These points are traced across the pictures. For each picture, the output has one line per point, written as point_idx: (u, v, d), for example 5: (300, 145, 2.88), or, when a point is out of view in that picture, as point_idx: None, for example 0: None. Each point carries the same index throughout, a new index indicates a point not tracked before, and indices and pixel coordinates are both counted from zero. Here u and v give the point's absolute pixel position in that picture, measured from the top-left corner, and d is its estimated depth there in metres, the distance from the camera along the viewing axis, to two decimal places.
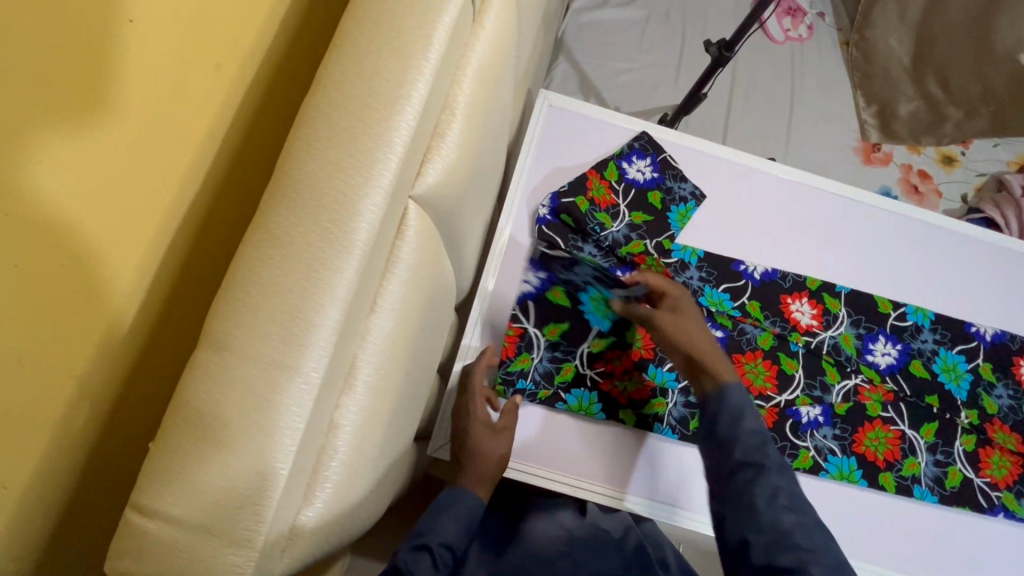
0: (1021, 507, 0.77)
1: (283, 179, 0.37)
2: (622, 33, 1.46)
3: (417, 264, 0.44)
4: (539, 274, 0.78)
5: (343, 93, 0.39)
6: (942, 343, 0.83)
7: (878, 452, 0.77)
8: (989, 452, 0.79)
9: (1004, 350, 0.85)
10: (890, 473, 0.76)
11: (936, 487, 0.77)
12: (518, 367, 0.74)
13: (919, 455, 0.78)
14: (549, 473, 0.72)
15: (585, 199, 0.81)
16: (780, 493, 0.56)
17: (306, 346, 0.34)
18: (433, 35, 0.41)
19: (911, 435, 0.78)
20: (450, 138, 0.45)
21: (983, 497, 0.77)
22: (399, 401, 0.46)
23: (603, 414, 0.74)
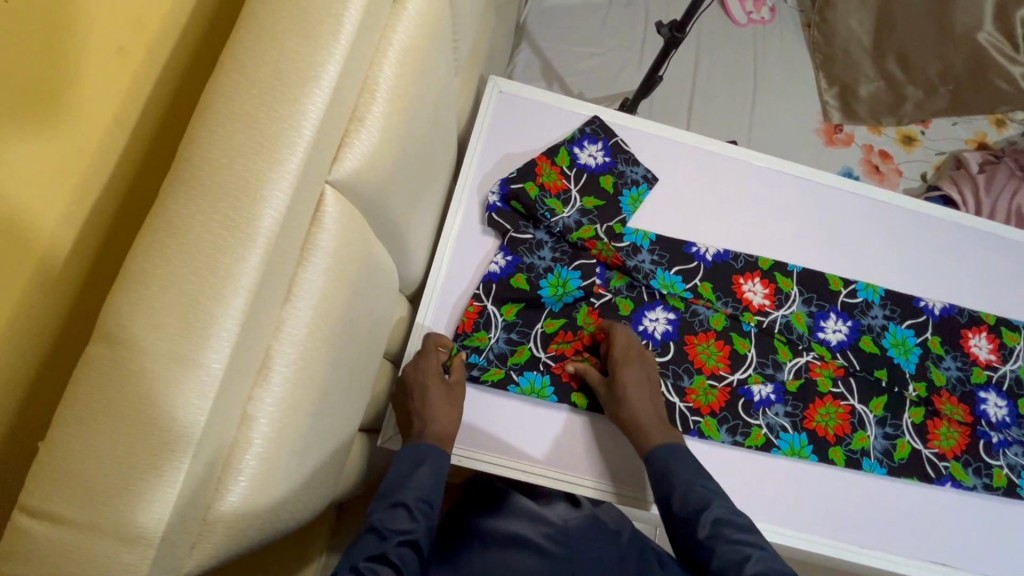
0: (968, 476, 0.79)
1: (183, 166, 0.35)
2: (584, 18, 1.44)
3: (337, 251, 0.43)
4: (506, 257, 0.78)
5: (246, 75, 0.37)
6: (891, 318, 0.85)
7: (828, 427, 0.78)
8: (936, 424, 0.80)
9: (954, 324, 0.86)
10: (840, 448, 0.78)
11: (886, 460, 0.78)
12: (474, 343, 0.74)
13: (869, 428, 0.79)
14: (512, 460, 0.72)
15: (534, 184, 0.80)
16: (722, 532, 0.59)
17: (206, 337, 0.33)
18: (344, 14, 0.40)
19: (861, 409, 0.80)
20: (371, 121, 0.44)
21: (931, 467, 0.79)
22: (326, 392, 0.45)
23: (555, 397, 0.74)
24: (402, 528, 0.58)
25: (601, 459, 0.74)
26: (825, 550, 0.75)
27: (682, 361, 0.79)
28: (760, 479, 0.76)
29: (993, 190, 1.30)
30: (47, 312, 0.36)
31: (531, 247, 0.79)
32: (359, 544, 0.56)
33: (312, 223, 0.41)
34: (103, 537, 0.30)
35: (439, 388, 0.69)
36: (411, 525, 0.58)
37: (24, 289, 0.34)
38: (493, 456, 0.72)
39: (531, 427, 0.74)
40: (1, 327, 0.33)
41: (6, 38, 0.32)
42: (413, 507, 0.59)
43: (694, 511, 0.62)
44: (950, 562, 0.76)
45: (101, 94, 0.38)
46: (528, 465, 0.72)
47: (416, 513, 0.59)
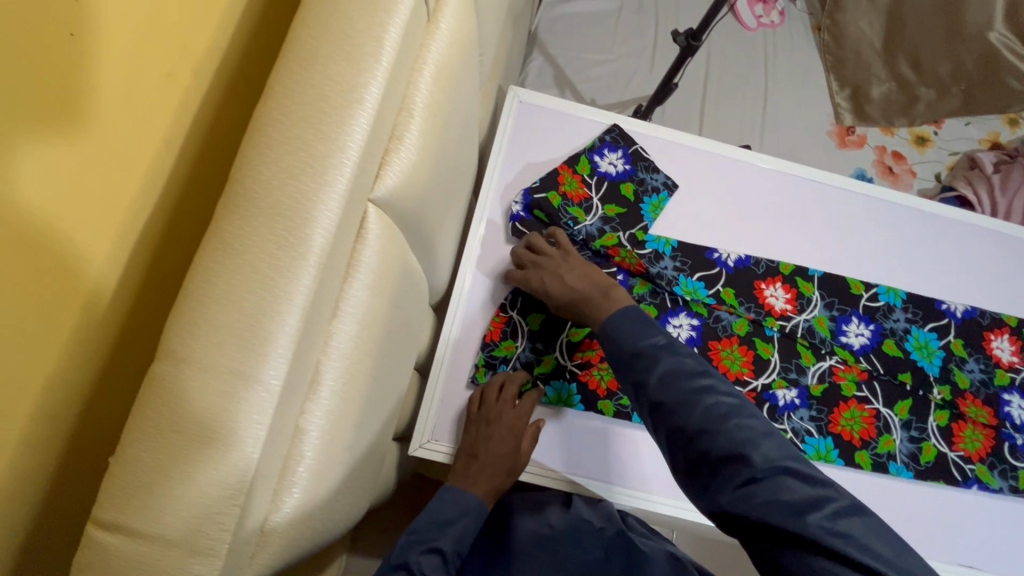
0: (994, 479, 0.79)
1: (236, 187, 0.36)
2: (595, 25, 1.46)
3: (379, 267, 0.44)
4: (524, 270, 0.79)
5: (293, 98, 0.38)
6: (914, 321, 0.85)
7: (853, 431, 0.78)
8: (961, 427, 0.80)
9: (975, 326, 0.86)
10: (866, 451, 0.78)
11: (911, 463, 0.78)
12: (501, 353, 0.75)
13: (894, 432, 0.79)
14: (542, 476, 0.74)
15: (557, 194, 0.81)
16: (673, 378, 0.52)
17: (264, 354, 0.34)
18: (385, 37, 0.41)
19: (885, 413, 0.80)
20: (409, 139, 0.45)
21: (957, 470, 0.79)
22: (367, 404, 0.46)
23: (582, 405, 0.75)
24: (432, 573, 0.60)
25: (627, 467, 0.75)
26: None
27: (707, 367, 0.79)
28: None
29: (1009, 190, 1.29)
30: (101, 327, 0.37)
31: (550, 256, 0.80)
32: None
33: (356, 240, 0.42)
34: (172, 548, 0.31)
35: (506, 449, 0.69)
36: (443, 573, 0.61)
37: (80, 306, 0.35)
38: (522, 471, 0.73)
39: (557, 442, 0.75)
40: (68, 346, 0.34)
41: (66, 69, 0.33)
42: (448, 558, 0.63)
43: (711, 423, 0.48)
44: (979, 566, 0.76)
45: (153, 119, 0.39)
46: (558, 477, 0.74)
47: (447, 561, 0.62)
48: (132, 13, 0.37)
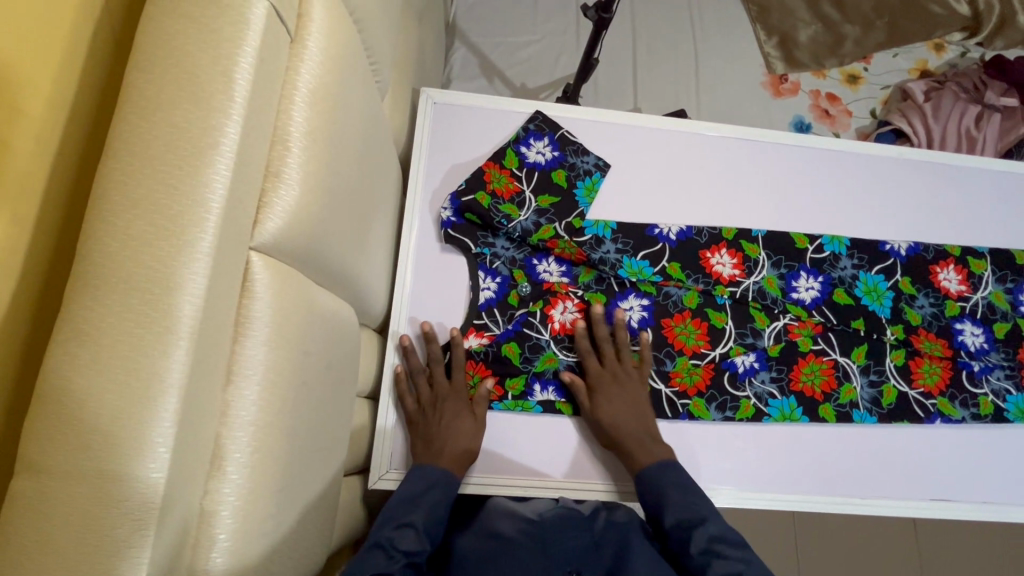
0: (955, 410, 0.80)
1: (83, 266, 0.33)
2: (513, 7, 1.41)
3: (275, 317, 0.40)
4: (548, 388, 0.75)
5: (137, 154, 0.35)
6: (861, 266, 0.85)
7: (815, 385, 0.78)
8: (919, 363, 0.81)
9: (921, 261, 0.86)
10: (829, 404, 0.78)
11: (874, 408, 0.79)
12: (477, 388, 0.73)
13: (854, 380, 0.80)
14: (485, 478, 0.71)
15: (486, 193, 0.78)
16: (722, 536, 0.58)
17: (139, 447, 0.31)
18: (233, 70, 0.37)
19: (844, 361, 0.80)
20: (289, 175, 0.42)
21: (919, 407, 0.79)
22: (290, 463, 0.43)
23: (540, 406, 0.74)
24: (410, 548, 0.56)
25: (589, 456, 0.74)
26: (830, 508, 0.75)
27: (663, 346, 0.78)
28: (754, 455, 0.76)
29: (941, 117, 1.32)
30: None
31: (484, 263, 0.78)
32: (366, 557, 0.53)
33: (241, 294, 0.39)
34: None
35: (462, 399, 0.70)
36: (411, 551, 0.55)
37: None
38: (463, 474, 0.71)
39: (502, 438, 0.73)
40: None
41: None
42: (422, 532, 0.58)
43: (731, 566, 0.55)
44: (951, 497, 0.78)
45: None
46: (500, 477, 0.71)
47: (425, 535, 0.58)
48: None
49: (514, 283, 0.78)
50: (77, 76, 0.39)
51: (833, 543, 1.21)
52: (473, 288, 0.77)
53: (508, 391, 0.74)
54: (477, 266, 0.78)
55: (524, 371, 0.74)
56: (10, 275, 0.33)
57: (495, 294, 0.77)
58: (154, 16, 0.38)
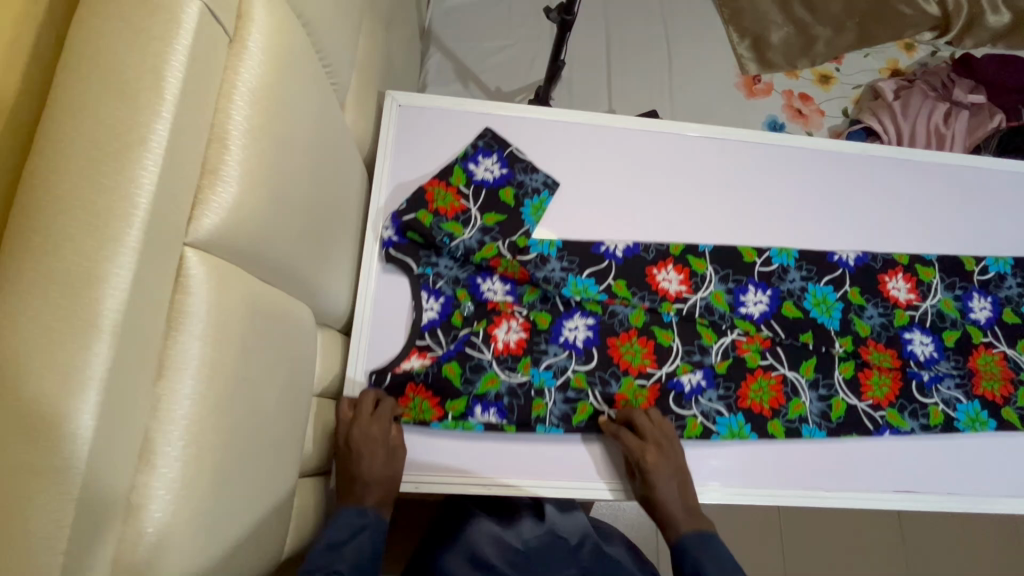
0: (905, 421, 0.79)
1: (7, 262, 0.33)
2: (488, 13, 1.43)
3: (214, 312, 0.41)
4: (490, 410, 0.72)
5: (65, 152, 0.35)
6: (809, 278, 0.84)
7: (763, 402, 0.77)
8: (867, 375, 0.80)
9: (869, 271, 0.86)
10: (778, 420, 0.77)
11: (823, 422, 0.77)
12: (418, 409, 0.72)
13: (803, 395, 0.78)
14: (439, 475, 0.71)
15: (427, 212, 0.77)
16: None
17: (59, 439, 0.31)
18: (164, 68, 0.38)
19: (792, 376, 0.79)
20: (227, 171, 0.42)
21: (867, 419, 0.78)
22: (232, 461, 0.43)
23: (481, 426, 0.72)
24: None
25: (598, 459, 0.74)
26: (798, 501, 0.75)
27: (608, 366, 0.76)
28: (711, 457, 0.75)
29: (910, 114, 1.34)
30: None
31: (427, 284, 0.77)
32: None
33: (177, 289, 0.39)
34: None
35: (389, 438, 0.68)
36: None
37: None
38: (418, 475, 0.71)
39: (460, 452, 0.72)
40: None
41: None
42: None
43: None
44: (919, 488, 0.78)
45: None
46: (467, 476, 0.71)
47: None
48: None
49: (457, 303, 0.76)
50: None
51: (815, 542, 1.20)
52: (415, 308, 0.75)
53: (448, 412, 0.72)
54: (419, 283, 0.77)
55: (465, 393, 0.72)
56: None
57: (438, 314, 0.76)
58: (88, 14, 0.39)
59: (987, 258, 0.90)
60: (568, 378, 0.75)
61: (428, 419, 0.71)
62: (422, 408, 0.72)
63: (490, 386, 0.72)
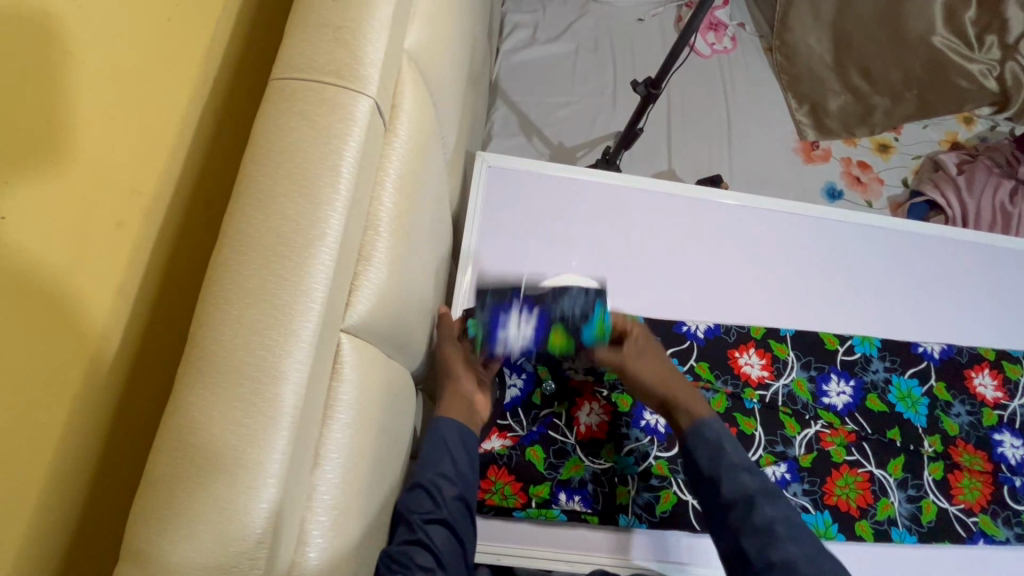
0: (999, 529, 0.76)
1: (195, 353, 0.34)
2: (553, 69, 1.47)
3: (359, 398, 0.41)
4: (574, 497, 0.70)
5: (251, 245, 0.37)
6: (893, 369, 0.83)
7: (850, 499, 0.75)
8: (958, 477, 0.78)
9: (955, 365, 0.84)
10: (866, 521, 0.74)
11: (913, 526, 0.75)
12: (499, 496, 0.70)
13: (891, 494, 0.76)
14: (514, 546, 0.69)
15: None
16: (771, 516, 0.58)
17: (240, 539, 0.31)
18: (340, 164, 0.40)
19: (880, 474, 0.76)
20: (378, 258, 0.44)
21: (960, 526, 0.75)
22: (358, 543, 0.43)
23: (564, 515, 0.69)
24: (423, 559, 0.56)
25: (679, 545, 0.71)
26: None
27: None
28: None
29: (975, 191, 1.33)
30: (79, 517, 0.35)
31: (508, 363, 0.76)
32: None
33: (330, 377, 0.40)
34: None
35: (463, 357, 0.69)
36: (426, 555, 0.57)
37: (50, 512, 0.32)
38: (493, 545, 0.69)
39: (537, 536, 0.70)
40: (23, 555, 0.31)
41: (15, 254, 0.30)
42: (426, 535, 0.58)
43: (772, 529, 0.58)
44: None
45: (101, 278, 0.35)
46: (542, 552, 0.69)
47: (445, 527, 0.59)
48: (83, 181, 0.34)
49: (539, 381, 0.76)
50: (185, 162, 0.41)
51: None
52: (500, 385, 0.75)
53: (531, 498, 0.70)
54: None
55: (548, 478, 0.71)
56: None
57: (520, 392, 0.76)
58: (271, 110, 0.41)
59: None
60: (650, 465, 0.73)
61: (511, 506, 0.69)
62: (505, 494, 0.70)
63: (570, 476, 0.71)
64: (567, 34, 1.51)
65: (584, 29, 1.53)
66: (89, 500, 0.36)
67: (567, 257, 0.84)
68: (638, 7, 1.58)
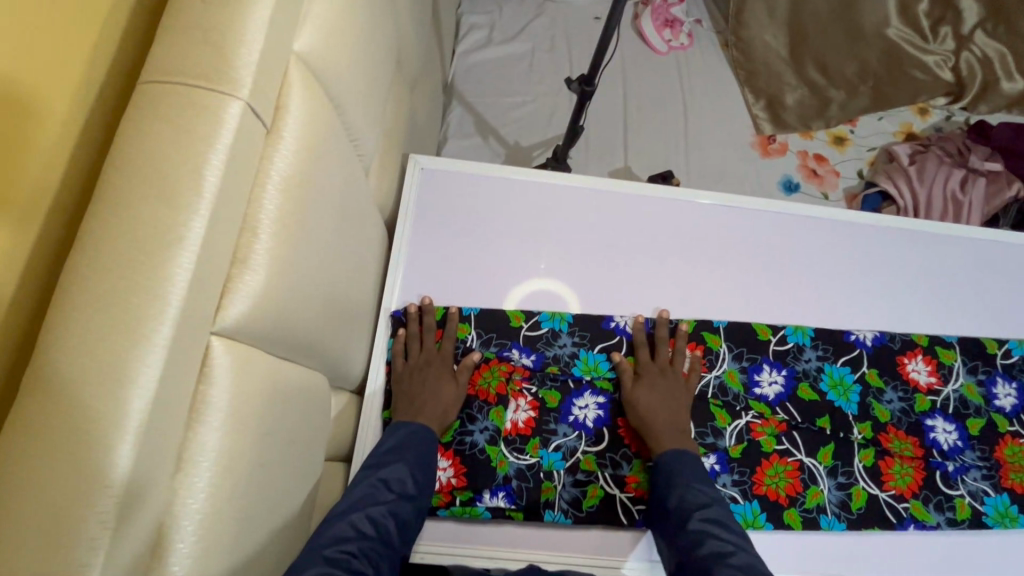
0: (930, 515, 0.77)
1: (42, 360, 0.34)
2: (508, 69, 1.47)
3: (235, 401, 0.41)
4: (498, 494, 0.71)
5: (107, 249, 0.36)
6: (825, 358, 0.83)
7: (779, 489, 0.75)
8: (889, 463, 0.78)
9: (888, 352, 0.85)
10: (794, 509, 0.74)
11: (843, 513, 0.75)
12: None
13: (820, 482, 0.76)
14: (449, 546, 0.70)
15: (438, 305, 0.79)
16: (712, 528, 0.59)
17: (80, 546, 0.31)
18: (204, 167, 0.39)
19: (810, 463, 0.77)
20: (255, 260, 0.44)
21: (891, 512, 0.76)
22: (243, 548, 0.43)
23: (489, 512, 0.70)
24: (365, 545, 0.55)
25: (615, 543, 0.72)
26: None
27: (619, 447, 0.74)
28: None
29: (926, 180, 1.34)
30: None
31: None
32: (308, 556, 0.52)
33: (199, 381, 0.40)
34: None
35: (441, 376, 0.74)
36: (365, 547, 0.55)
37: None
38: (429, 544, 0.70)
39: (472, 536, 0.71)
40: None
41: None
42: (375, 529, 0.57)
43: (705, 532, 0.59)
44: None
45: None
46: (477, 549, 0.70)
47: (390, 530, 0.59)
48: None
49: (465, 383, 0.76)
50: (55, 168, 0.41)
51: None
52: None
53: (455, 497, 0.70)
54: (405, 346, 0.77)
55: (474, 478, 0.71)
56: None
57: None
58: (136, 113, 0.40)
59: (1009, 340, 0.90)
60: (577, 459, 0.73)
61: (435, 505, 0.70)
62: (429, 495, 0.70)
63: (489, 475, 0.71)
64: (523, 34, 1.52)
65: (540, 29, 1.53)
66: None
67: (501, 257, 0.84)
68: (594, 6, 1.59)
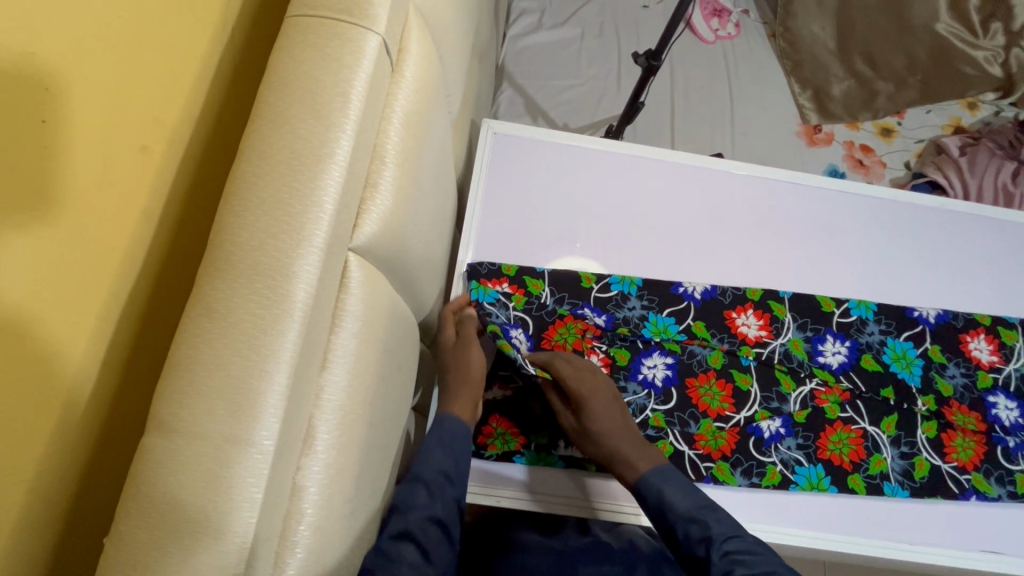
0: (991, 487, 0.78)
1: (216, 253, 0.37)
2: (558, 52, 1.50)
3: (366, 313, 0.44)
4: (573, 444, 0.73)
5: (267, 160, 0.39)
6: (888, 332, 0.84)
7: (843, 454, 0.76)
8: (952, 436, 0.79)
9: (951, 330, 0.85)
10: (858, 474, 0.76)
11: (906, 481, 0.76)
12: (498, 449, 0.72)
13: (883, 450, 0.77)
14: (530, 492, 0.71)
15: (512, 263, 0.81)
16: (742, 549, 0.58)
17: (256, 415, 0.34)
18: (350, 92, 0.42)
19: (873, 431, 0.78)
20: (384, 186, 0.46)
21: (953, 483, 0.77)
22: (366, 453, 0.46)
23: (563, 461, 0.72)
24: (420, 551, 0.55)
25: None
26: (882, 551, 0.73)
27: (686, 407, 0.76)
28: (785, 502, 0.74)
29: (977, 172, 1.34)
30: (110, 403, 0.38)
31: (506, 319, 0.76)
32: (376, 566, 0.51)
33: (339, 290, 0.43)
34: None
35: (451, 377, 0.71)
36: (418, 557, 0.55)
37: (85, 395, 0.35)
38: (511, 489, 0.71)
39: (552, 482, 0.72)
40: (62, 418, 0.34)
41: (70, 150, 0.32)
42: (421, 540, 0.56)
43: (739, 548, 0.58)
44: (1003, 550, 0.76)
45: (134, 184, 0.38)
46: (557, 495, 0.72)
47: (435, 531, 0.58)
48: (125, 95, 0.36)
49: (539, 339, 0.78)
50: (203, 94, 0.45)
51: None
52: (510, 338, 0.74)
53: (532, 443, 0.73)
54: (485, 293, 0.77)
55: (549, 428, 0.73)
56: (134, 264, 0.39)
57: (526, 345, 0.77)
58: (285, 43, 0.44)
59: None
60: (646, 416, 0.75)
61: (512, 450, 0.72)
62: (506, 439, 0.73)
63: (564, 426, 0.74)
64: (573, 20, 1.54)
65: (590, 14, 1.56)
66: (119, 392, 0.39)
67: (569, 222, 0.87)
68: None
